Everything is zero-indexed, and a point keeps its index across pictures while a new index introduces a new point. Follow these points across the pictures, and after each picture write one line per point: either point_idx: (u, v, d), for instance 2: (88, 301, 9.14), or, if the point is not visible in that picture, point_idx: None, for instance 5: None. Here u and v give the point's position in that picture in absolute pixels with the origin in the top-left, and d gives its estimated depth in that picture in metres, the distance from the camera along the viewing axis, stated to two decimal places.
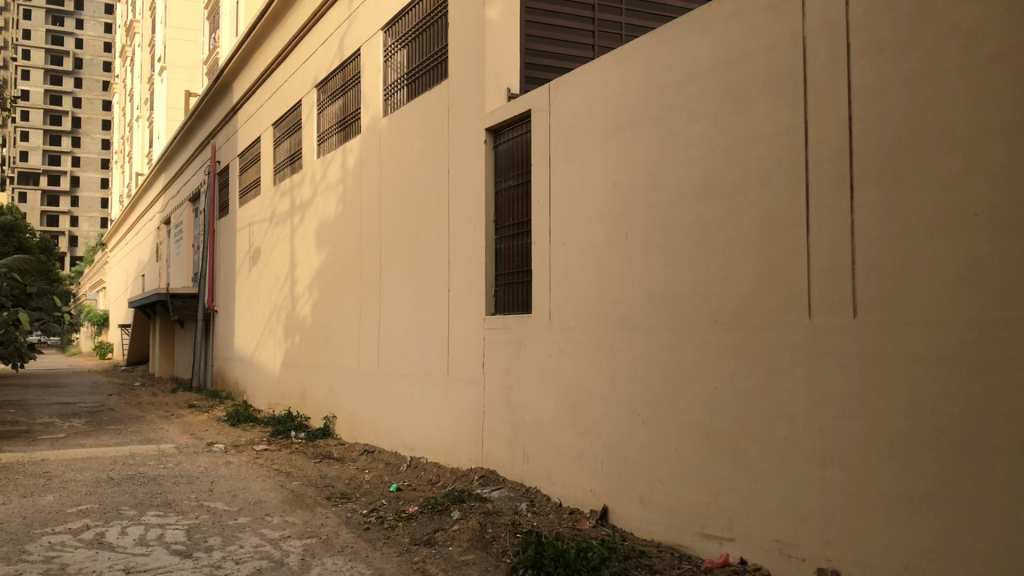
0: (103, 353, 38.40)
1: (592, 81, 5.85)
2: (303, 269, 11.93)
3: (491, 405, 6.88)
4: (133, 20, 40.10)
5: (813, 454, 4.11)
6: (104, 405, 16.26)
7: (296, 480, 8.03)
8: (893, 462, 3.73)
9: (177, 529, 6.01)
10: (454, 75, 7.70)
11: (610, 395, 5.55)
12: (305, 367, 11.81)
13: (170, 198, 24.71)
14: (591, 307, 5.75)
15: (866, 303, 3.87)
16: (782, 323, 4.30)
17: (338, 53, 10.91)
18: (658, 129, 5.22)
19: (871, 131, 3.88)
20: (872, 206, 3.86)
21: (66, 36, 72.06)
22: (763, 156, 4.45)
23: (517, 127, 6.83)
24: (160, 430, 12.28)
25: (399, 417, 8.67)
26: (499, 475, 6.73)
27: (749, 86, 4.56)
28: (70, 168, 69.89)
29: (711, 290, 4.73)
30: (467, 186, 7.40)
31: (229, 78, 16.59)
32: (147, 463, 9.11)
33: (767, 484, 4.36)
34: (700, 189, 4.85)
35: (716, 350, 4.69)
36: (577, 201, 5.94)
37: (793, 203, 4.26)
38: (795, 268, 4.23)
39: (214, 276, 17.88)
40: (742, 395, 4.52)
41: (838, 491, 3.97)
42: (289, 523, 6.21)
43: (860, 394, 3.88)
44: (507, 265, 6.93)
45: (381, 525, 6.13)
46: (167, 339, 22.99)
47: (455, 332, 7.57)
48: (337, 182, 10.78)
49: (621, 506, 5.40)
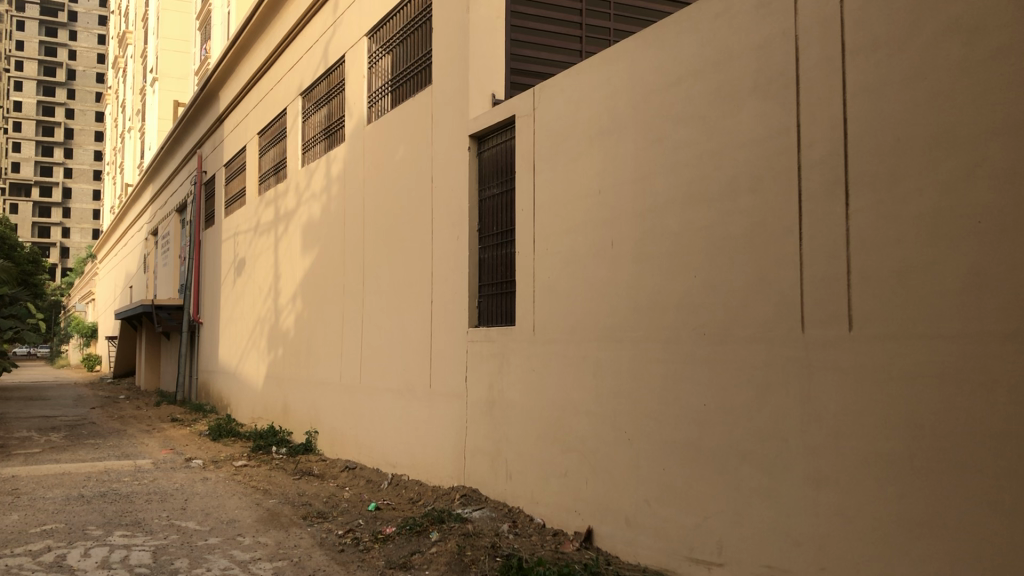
0: (89, 364, 38.04)
1: (578, 84, 5.64)
2: (286, 281, 11.69)
3: (473, 420, 6.65)
4: (127, 30, 39.91)
5: (806, 474, 3.88)
6: (84, 417, 15.96)
7: (273, 498, 7.77)
8: (891, 484, 3.50)
9: (142, 550, 5.75)
10: (438, 80, 7.49)
11: (595, 412, 5.32)
12: (288, 382, 11.54)
13: (158, 208, 24.49)
14: (576, 320, 5.53)
15: (863, 315, 3.64)
16: (773, 336, 4.08)
17: (323, 59, 10.70)
18: (645, 133, 5.00)
19: (868, 133, 3.66)
20: (867, 212, 3.65)
21: (60, 48, 72.01)
22: (753, 161, 4.24)
23: (502, 134, 6.60)
24: (140, 445, 11.99)
25: (381, 432, 8.42)
26: (481, 493, 6.48)
27: (739, 88, 4.35)
28: (62, 179, 69.59)
29: (700, 302, 4.51)
30: (450, 194, 7.19)
31: (216, 86, 16.37)
32: (121, 479, 8.83)
33: (757, 507, 4.13)
34: (688, 195, 4.63)
35: (704, 364, 4.47)
36: (562, 209, 5.72)
37: (786, 209, 4.03)
38: (787, 278, 4.01)
39: (199, 288, 17.63)
40: (732, 412, 4.29)
41: (832, 514, 3.75)
42: (260, 544, 5.95)
43: (856, 411, 3.66)
44: (490, 276, 6.67)
45: (356, 546, 5.88)
46: (154, 351, 22.70)
47: (437, 345, 7.34)
48: (321, 191, 10.55)
49: (606, 528, 5.16)
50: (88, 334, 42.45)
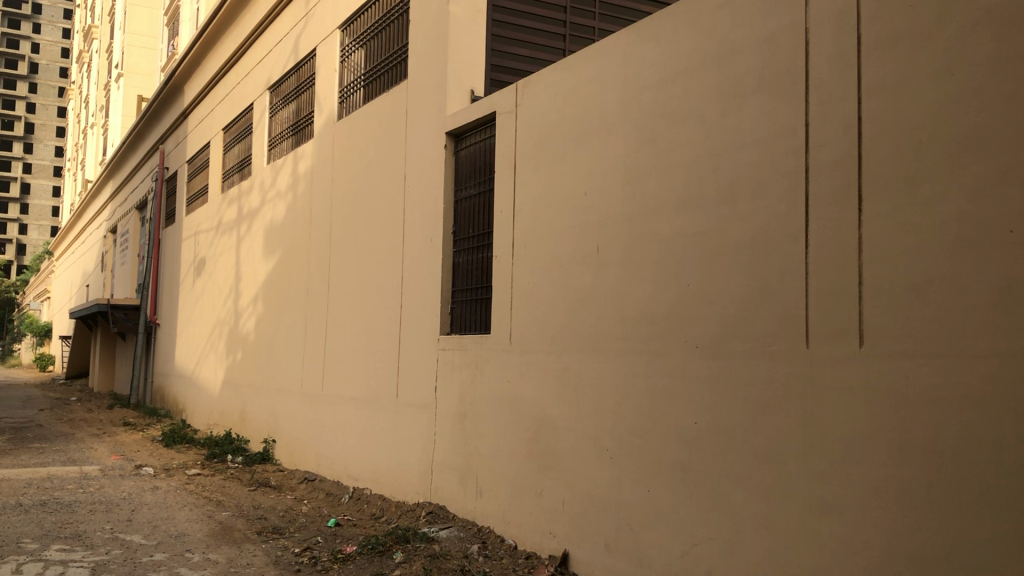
0: (42, 363, 36.95)
1: (565, 80, 5.34)
2: (248, 282, 11.24)
3: (443, 433, 6.29)
4: (93, 25, 39.12)
5: (808, 502, 3.57)
6: (31, 420, 15.34)
7: (226, 510, 7.33)
8: (905, 518, 3.20)
9: (80, 567, 5.31)
10: (415, 74, 7.14)
11: (574, 427, 4.99)
12: (246, 387, 11.10)
13: (118, 205, 23.86)
14: (555, 328, 5.21)
15: (877, 330, 3.34)
16: (774, 351, 3.77)
17: (293, 53, 10.30)
18: (637, 131, 4.70)
19: (886, 134, 3.38)
20: (884, 219, 3.36)
21: (23, 40, 70.62)
22: (755, 162, 3.95)
23: (480, 132, 6.28)
24: (88, 450, 11.45)
25: (344, 442, 8.03)
26: (449, 511, 6.12)
27: (740, 85, 4.06)
28: (21, 175, 68.10)
29: (691, 312, 4.21)
30: (424, 194, 6.84)
31: (181, 80, 15.91)
32: (65, 487, 8.34)
33: (751, 535, 3.83)
34: (682, 199, 4.34)
35: (696, 379, 4.16)
36: (545, 212, 5.40)
37: (791, 215, 3.74)
38: (791, 289, 3.71)
39: (157, 287, 17.06)
40: (724, 430, 3.99)
41: (835, 547, 3.45)
42: (209, 562, 5.53)
43: (866, 434, 3.36)
44: (465, 280, 6.33)
45: (314, 567, 5.48)
46: (109, 353, 22.01)
47: (406, 352, 6.97)
48: (286, 190, 10.15)
49: (583, 551, 4.84)
50: (42, 333, 41.52)
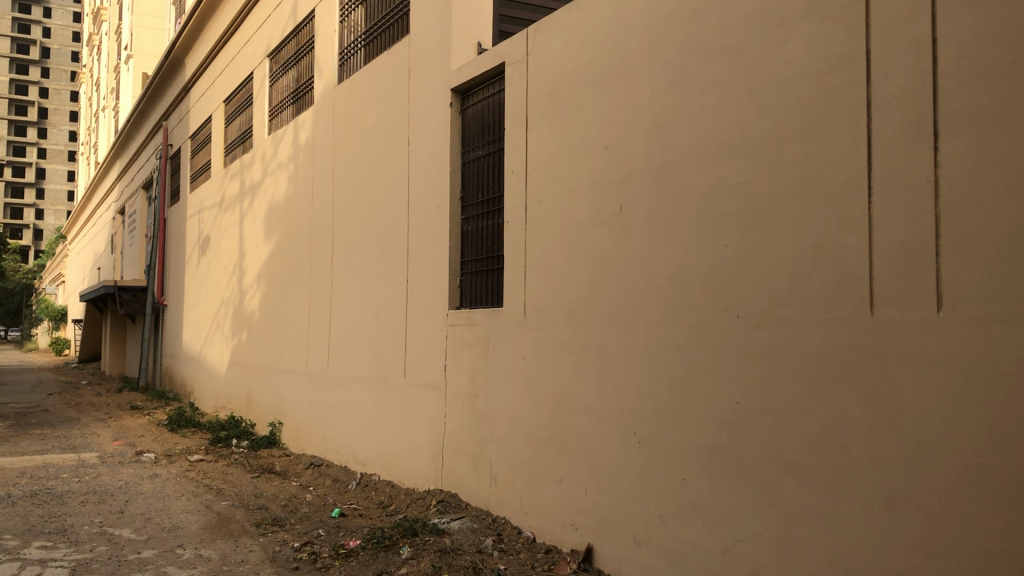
0: (57, 348, 36.79)
1: (581, 21, 4.79)
2: (252, 260, 10.79)
3: (453, 415, 5.81)
4: (101, 6, 38.55)
5: (874, 495, 3.06)
6: (37, 406, 14.96)
7: (225, 500, 6.88)
8: (996, 516, 2.68)
9: (60, 567, 4.86)
10: (416, 29, 6.61)
11: (597, 407, 4.49)
12: (251, 368, 10.67)
13: (125, 185, 23.43)
14: (575, 298, 4.70)
15: (958, 291, 2.81)
16: (830, 322, 3.24)
17: (292, 16, 9.75)
18: (665, 73, 4.15)
19: (968, 54, 2.83)
20: (967, 160, 2.82)
21: (34, 25, 70.14)
22: (804, 102, 3.41)
23: (488, 86, 5.73)
24: (90, 435, 11.05)
25: (351, 425, 7.57)
26: (461, 499, 5.65)
27: (785, 11, 3.52)
28: (36, 160, 67.93)
29: (731, 274, 3.69)
30: (430, 157, 6.32)
31: (181, 53, 15.40)
32: (58, 476, 7.90)
33: (801, 530, 3.33)
34: (718, 146, 3.80)
35: (738, 352, 3.64)
36: (561, 169, 4.87)
37: (850, 159, 3.20)
38: (851, 247, 3.18)
39: (164, 267, 16.65)
40: (771, 411, 3.47)
41: (906, 548, 2.94)
42: (201, 559, 5.07)
43: (945, 415, 2.83)
44: (474, 250, 5.82)
45: (313, 564, 5.00)
46: (119, 337, 21.68)
47: (414, 328, 6.48)
48: (287, 161, 9.66)
49: (608, 547, 4.36)
50: (57, 316, 41.33)
